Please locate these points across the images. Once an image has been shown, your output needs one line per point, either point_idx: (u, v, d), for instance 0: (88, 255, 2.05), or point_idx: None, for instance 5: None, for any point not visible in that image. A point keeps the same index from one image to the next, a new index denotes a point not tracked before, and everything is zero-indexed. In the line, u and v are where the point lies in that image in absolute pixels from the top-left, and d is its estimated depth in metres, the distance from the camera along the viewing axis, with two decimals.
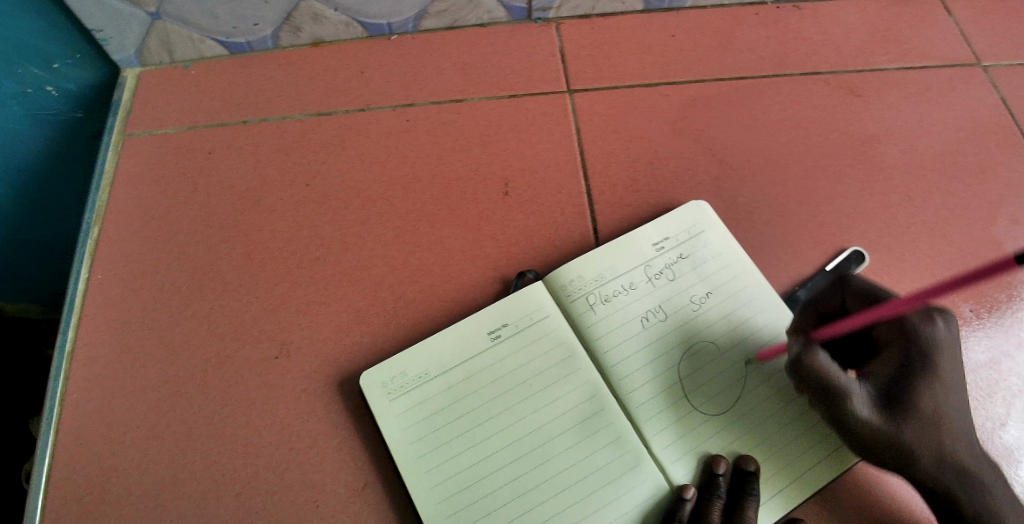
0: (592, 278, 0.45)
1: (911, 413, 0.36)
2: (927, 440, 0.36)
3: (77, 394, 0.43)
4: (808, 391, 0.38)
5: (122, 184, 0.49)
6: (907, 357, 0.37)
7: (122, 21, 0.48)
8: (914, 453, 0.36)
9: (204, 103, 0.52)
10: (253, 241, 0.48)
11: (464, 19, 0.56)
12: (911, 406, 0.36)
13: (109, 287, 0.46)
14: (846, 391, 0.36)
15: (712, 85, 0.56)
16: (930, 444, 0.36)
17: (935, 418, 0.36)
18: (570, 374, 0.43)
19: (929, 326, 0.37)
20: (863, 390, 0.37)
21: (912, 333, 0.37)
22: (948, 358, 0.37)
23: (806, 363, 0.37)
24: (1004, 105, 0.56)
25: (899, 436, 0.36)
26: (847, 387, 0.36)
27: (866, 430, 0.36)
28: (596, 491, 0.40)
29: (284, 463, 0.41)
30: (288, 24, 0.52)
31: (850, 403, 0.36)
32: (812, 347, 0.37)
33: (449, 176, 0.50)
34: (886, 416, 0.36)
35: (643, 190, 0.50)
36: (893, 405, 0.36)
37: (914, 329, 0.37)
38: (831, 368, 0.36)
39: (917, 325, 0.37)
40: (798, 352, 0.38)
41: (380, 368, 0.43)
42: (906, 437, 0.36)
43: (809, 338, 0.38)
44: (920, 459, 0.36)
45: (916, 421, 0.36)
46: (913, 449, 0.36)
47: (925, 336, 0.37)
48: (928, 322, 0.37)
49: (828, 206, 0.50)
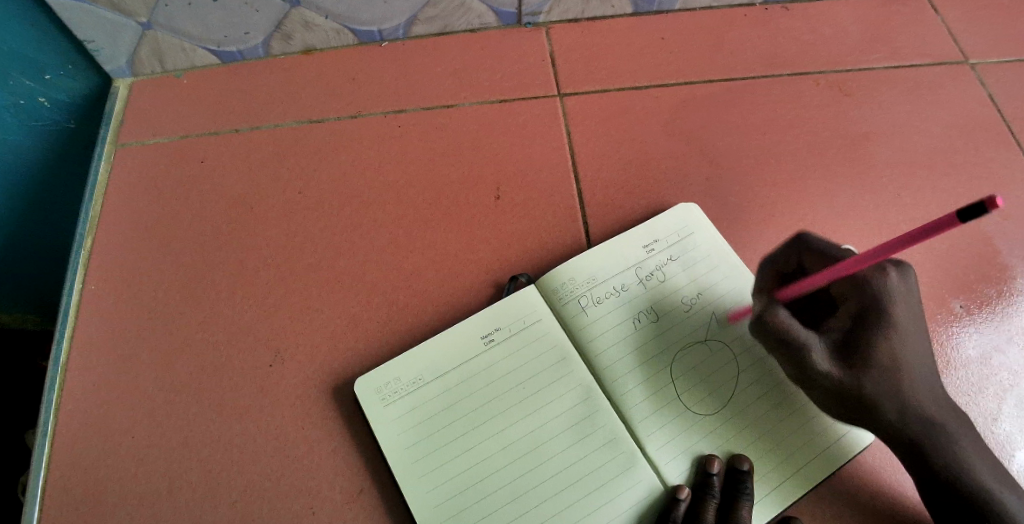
0: (584, 279, 0.43)
1: (871, 363, 0.35)
2: (888, 391, 0.35)
3: (71, 405, 0.42)
4: (774, 350, 0.38)
5: (115, 193, 0.49)
6: (864, 306, 0.36)
7: (114, 33, 0.48)
8: (879, 403, 0.35)
9: (195, 112, 0.52)
10: (244, 249, 0.47)
11: (454, 25, 0.55)
12: (872, 354, 0.35)
13: (103, 297, 0.45)
14: (807, 344, 0.36)
15: (706, 87, 0.54)
16: (891, 392, 0.35)
17: (894, 365, 0.35)
18: (564, 377, 0.40)
19: (882, 277, 0.36)
20: (822, 343, 0.36)
21: (866, 287, 0.36)
22: (902, 306, 0.36)
23: (770, 321, 0.37)
24: (993, 101, 0.55)
25: (861, 386, 0.35)
26: (808, 341, 0.36)
27: (829, 383, 0.36)
28: (592, 492, 0.38)
29: (279, 469, 0.40)
30: (279, 32, 0.52)
31: (810, 357, 0.36)
32: (774, 305, 0.38)
33: (440, 181, 0.49)
34: (847, 367, 0.36)
35: (639, 193, 0.49)
36: (855, 355, 0.36)
37: (868, 281, 0.36)
38: (791, 323, 0.36)
39: (870, 276, 0.37)
40: (760, 312, 0.38)
41: (374, 374, 0.41)
42: (867, 387, 0.35)
43: (772, 299, 0.38)
44: (884, 408, 0.35)
45: (878, 371, 0.35)
46: (875, 400, 0.35)
47: (879, 287, 0.36)
48: (881, 273, 0.37)
49: (823, 208, 0.49)
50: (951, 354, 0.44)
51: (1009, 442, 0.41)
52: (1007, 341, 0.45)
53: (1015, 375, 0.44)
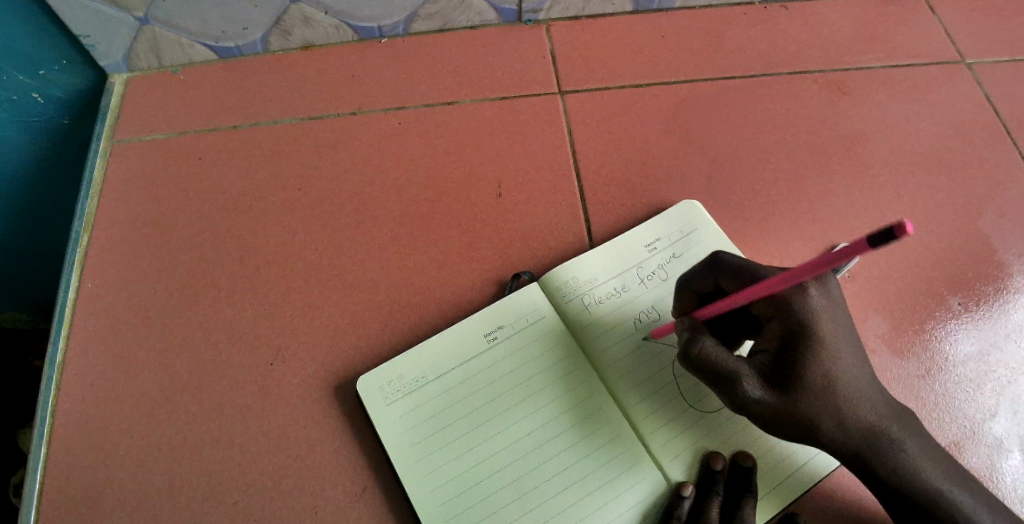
0: (587, 279, 0.43)
1: (804, 384, 0.33)
2: (827, 411, 0.34)
3: (70, 405, 0.41)
4: (704, 379, 0.36)
5: (112, 191, 0.48)
6: (788, 328, 0.34)
7: (110, 27, 0.47)
8: (817, 426, 0.34)
9: (193, 109, 0.51)
10: (243, 247, 0.46)
11: (455, 21, 0.55)
12: (801, 377, 0.33)
13: (101, 295, 0.45)
14: (735, 373, 0.34)
15: (706, 86, 0.54)
16: (828, 412, 0.33)
17: (828, 385, 0.34)
18: (567, 375, 0.40)
19: (801, 296, 0.34)
20: (750, 369, 0.34)
21: (785, 308, 0.34)
22: (827, 322, 0.34)
23: (696, 352, 0.35)
24: (989, 101, 0.55)
25: (795, 410, 0.34)
26: (734, 369, 0.34)
27: (761, 410, 0.34)
28: (596, 490, 0.38)
29: (281, 468, 0.39)
30: (278, 28, 0.51)
31: (739, 386, 0.34)
32: (698, 335, 0.36)
33: (441, 179, 0.49)
34: (779, 392, 0.34)
35: (639, 191, 0.49)
36: (784, 380, 0.34)
37: (787, 302, 0.34)
38: (717, 353, 0.35)
39: (788, 296, 0.34)
40: (684, 342, 0.36)
41: (377, 373, 0.40)
42: (803, 411, 0.33)
43: (695, 325, 0.36)
44: (823, 428, 0.34)
45: (811, 393, 0.33)
46: (813, 422, 0.34)
47: (799, 307, 0.34)
48: (801, 292, 0.34)
49: (822, 207, 0.49)
50: (948, 351, 0.44)
51: (1005, 438, 0.42)
52: (1004, 339, 0.45)
53: (1012, 372, 0.44)
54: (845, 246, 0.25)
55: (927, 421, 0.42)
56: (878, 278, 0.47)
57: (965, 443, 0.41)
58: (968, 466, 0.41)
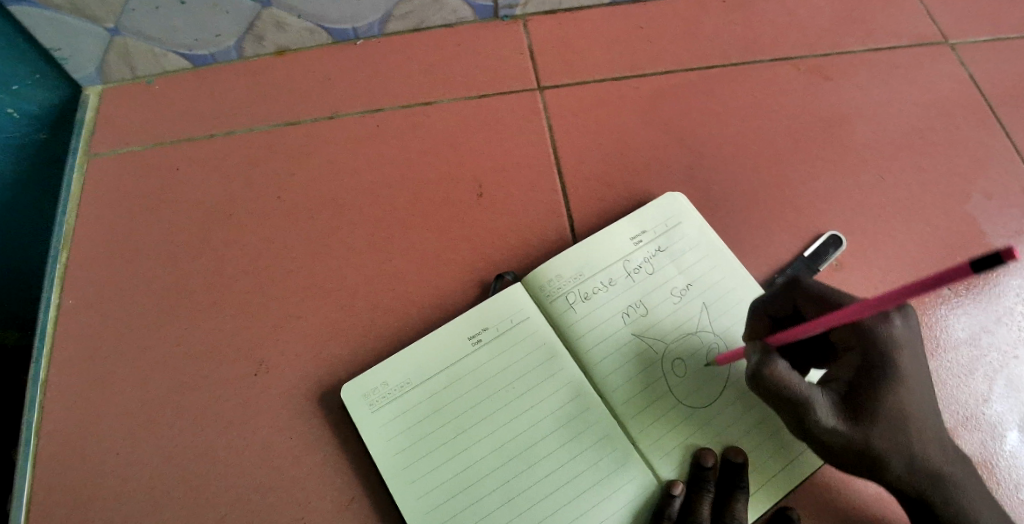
0: (570, 276, 0.43)
1: (878, 416, 0.33)
2: (898, 442, 0.33)
3: (52, 425, 0.40)
4: (770, 403, 0.35)
5: (90, 205, 0.48)
6: (867, 358, 0.34)
7: (80, 40, 0.47)
8: (887, 459, 0.33)
9: (169, 119, 0.51)
10: (223, 257, 0.46)
11: (429, 20, 0.54)
12: (876, 410, 0.33)
13: (81, 312, 0.44)
14: (809, 400, 0.33)
15: (686, 76, 0.54)
16: (898, 446, 0.33)
17: (901, 420, 0.33)
18: (554, 375, 0.40)
19: (887, 324, 0.34)
20: (824, 398, 0.34)
21: (870, 336, 0.34)
22: (910, 355, 0.34)
23: (765, 375, 0.34)
24: (972, 81, 0.55)
25: (867, 443, 0.33)
26: (809, 396, 0.33)
27: (831, 439, 0.34)
28: (586, 492, 0.37)
29: (268, 482, 0.39)
30: (250, 33, 0.50)
31: (811, 413, 0.33)
32: (771, 357, 0.34)
33: (421, 181, 0.48)
34: (852, 422, 0.33)
35: (621, 186, 0.48)
36: (859, 410, 0.33)
37: (873, 330, 0.34)
38: (790, 377, 0.33)
39: (873, 324, 0.34)
40: (755, 364, 0.34)
41: (360, 380, 0.40)
42: (874, 443, 0.33)
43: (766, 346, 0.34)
44: (892, 461, 0.33)
45: (884, 427, 0.33)
46: (883, 454, 0.33)
47: (884, 336, 0.34)
48: (885, 320, 0.34)
49: (807, 194, 0.49)
50: (940, 336, 0.44)
51: (1000, 422, 0.42)
52: (995, 321, 0.45)
53: (1004, 355, 0.44)
54: (947, 269, 0.24)
55: None
56: (865, 264, 0.46)
57: (959, 430, 0.41)
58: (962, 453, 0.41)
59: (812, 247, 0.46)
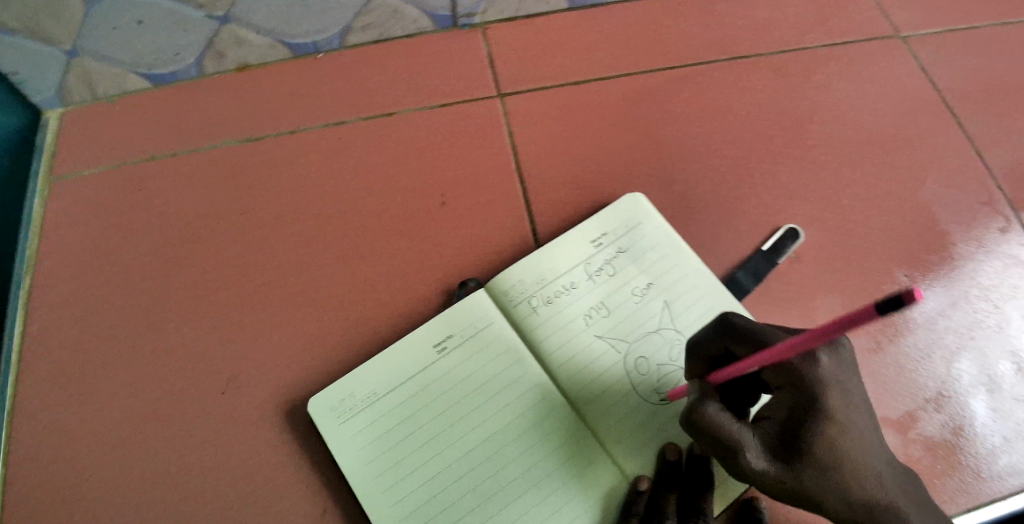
0: (534, 280, 0.43)
1: (810, 458, 0.31)
2: (834, 486, 0.31)
3: (22, 450, 0.40)
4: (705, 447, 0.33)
5: (54, 227, 0.47)
6: (798, 397, 0.32)
7: (38, 62, 0.47)
8: (823, 504, 0.31)
9: (133, 139, 0.51)
10: (191, 275, 0.46)
11: (390, 31, 0.54)
12: (809, 450, 0.31)
13: (49, 335, 0.44)
14: (739, 443, 0.32)
15: (645, 78, 0.54)
16: (835, 493, 0.31)
17: (835, 461, 0.31)
18: (519, 378, 0.40)
19: (813, 361, 0.32)
20: (756, 440, 0.32)
21: (797, 375, 0.32)
22: (840, 391, 0.32)
23: (698, 415, 0.33)
24: (924, 73, 0.56)
25: (800, 486, 0.31)
26: (739, 439, 0.32)
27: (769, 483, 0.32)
28: (555, 492, 0.38)
29: (241, 496, 0.39)
30: (210, 51, 0.51)
31: (743, 458, 0.32)
32: (704, 399, 0.33)
33: (387, 191, 0.49)
34: (785, 464, 0.31)
35: (584, 189, 0.49)
36: (793, 451, 0.31)
37: (798, 369, 0.32)
38: (722, 418, 0.32)
39: (800, 364, 0.32)
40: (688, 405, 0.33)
41: (329, 391, 0.40)
42: (807, 487, 0.31)
43: (703, 388, 0.34)
44: (830, 506, 0.31)
45: (817, 469, 0.31)
46: (818, 498, 0.31)
47: (812, 374, 0.32)
48: (813, 357, 0.32)
49: (766, 189, 0.50)
50: (899, 321, 0.45)
51: (958, 404, 0.43)
52: (951, 305, 0.46)
53: (960, 338, 0.45)
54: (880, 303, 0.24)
55: (878, 395, 0.43)
56: (823, 255, 0.47)
57: (918, 412, 0.42)
58: (921, 435, 0.42)
59: (770, 242, 0.47)
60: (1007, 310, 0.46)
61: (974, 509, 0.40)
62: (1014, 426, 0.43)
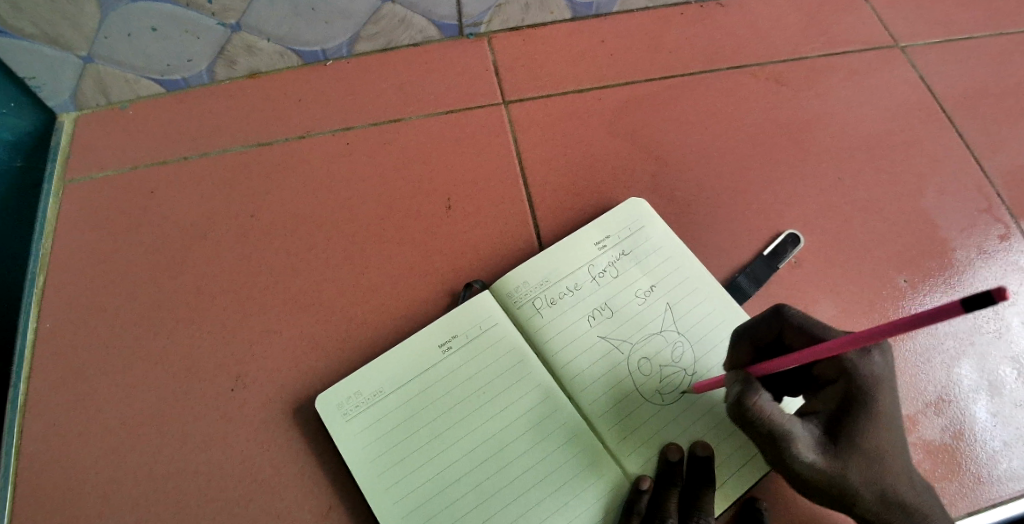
0: (538, 283, 0.44)
1: (854, 451, 0.34)
2: (870, 477, 0.34)
3: (32, 446, 0.41)
4: (751, 437, 0.35)
5: (66, 228, 0.48)
6: (848, 393, 0.35)
7: (55, 67, 0.48)
8: (859, 493, 0.34)
9: (146, 143, 0.52)
10: (201, 276, 0.46)
11: (398, 40, 0.55)
12: (854, 444, 0.34)
13: (60, 334, 0.44)
14: (790, 435, 0.34)
15: (648, 86, 0.55)
16: (871, 483, 0.34)
17: (875, 455, 0.34)
18: (523, 378, 0.41)
19: (867, 362, 0.35)
20: (806, 433, 0.34)
21: (851, 373, 0.35)
22: (887, 391, 0.35)
23: (750, 406, 0.34)
24: (923, 83, 0.57)
25: (842, 475, 0.34)
26: (791, 431, 0.34)
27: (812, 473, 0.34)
28: (557, 490, 0.38)
29: (247, 493, 0.40)
30: (222, 58, 0.52)
31: (793, 449, 0.34)
32: (754, 387, 0.34)
33: (393, 195, 0.50)
34: (831, 456, 0.34)
35: (587, 194, 0.50)
36: (838, 444, 0.34)
37: (854, 367, 0.35)
38: (775, 409, 0.34)
39: (856, 362, 0.35)
40: (739, 394, 0.34)
41: (335, 390, 0.41)
42: (850, 478, 0.34)
43: (748, 376, 0.35)
44: (863, 495, 0.34)
45: (859, 461, 0.34)
46: (855, 488, 0.34)
47: (864, 373, 0.35)
48: (866, 357, 0.35)
49: (767, 195, 0.50)
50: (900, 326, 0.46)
51: (958, 408, 0.43)
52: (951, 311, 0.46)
53: (960, 343, 0.45)
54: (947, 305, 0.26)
55: None
56: (823, 260, 0.48)
57: (919, 416, 0.43)
58: (922, 439, 0.42)
59: (770, 247, 0.48)
60: (1006, 316, 0.47)
61: (976, 512, 0.40)
62: (1015, 430, 0.43)
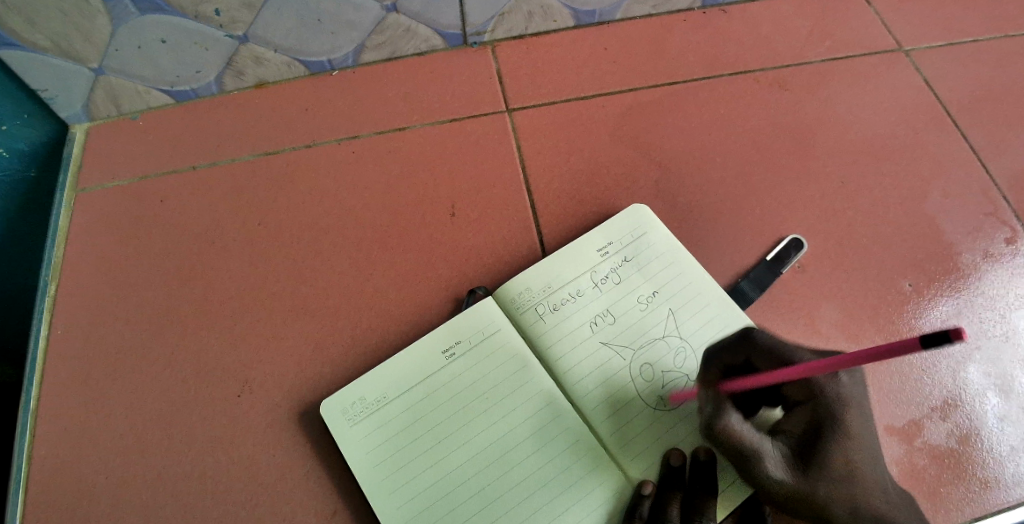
0: (540, 289, 0.44)
1: (823, 469, 0.36)
2: (841, 494, 0.36)
3: (43, 450, 0.42)
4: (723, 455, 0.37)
5: (78, 236, 0.49)
6: (817, 414, 0.36)
7: (68, 79, 0.49)
8: (831, 509, 0.35)
9: (155, 152, 0.53)
10: (209, 284, 0.47)
11: (403, 49, 0.56)
12: (824, 462, 0.36)
13: (71, 340, 0.45)
14: (759, 452, 0.36)
15: (651, 93, 0.56)
16: (842, 499, 0.35)
17: (844, 472, 0.36)
18: (526, 384, 0.41)
19: (834, 383, 0.37)
20: (775, 451, 0.36)
21: (820, 395, 0.37)
22: (852, 409, 0.37)
23: (719, 425, 0.36)
24: (928, 86, 0.57)
25: (812, 493, 0.35)
26: (759, 449, 0.36)
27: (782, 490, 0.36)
28: (560, 495, 0.38)
29: (254, 497, 0.40)
30: (230, 69, 0.53)
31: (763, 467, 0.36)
32: (725, 409, 0.36)
33: (397, 202, 0.50)
34: (800, 474, 0.36)
35: (590, 200, 0.50)
36: (808, 463, 0.36)
37: (822, 389, 0.37)
38: (742, 428, 0.36)
39: (824, 384, 0.37)
40: (710, 415, 0.36)
41: (340, 395, 0.41)
42: (820, 495, 0.35)
43: (719, 396, 0.37)
44: (835, 512, 0.35)
45: (829, 478, 0.36)
46: (827, 505, 0.35)
47: (832, 395, 0.37)
48: (834, 378, 0.37)
49: (770, 200, 0.51)
50: (904, 330, 0.46)
51: (964, 412, 0.43)
52: (956, 315, 0.46)
53: (965, 346, 0.45)
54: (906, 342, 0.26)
55: (884, 404, 0.43)
56: (826, 265, 0.48)
57: (923, 421, 0.42)
58: (927, 444, 0.42)
59: (774, 251, 0.48)
60: (1012, 319, 0.46)
61: (982, 517, 0.40)
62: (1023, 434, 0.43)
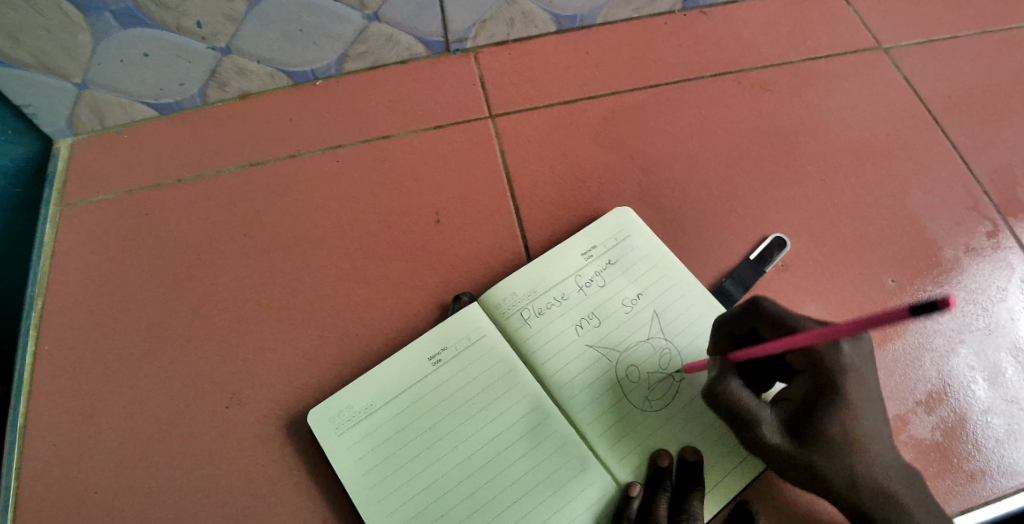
0: (525, 293, 0.44)
1: (821, 438, 0.35)
2: (839, 463, 0.35)
3: (31, 467, 0.41)
4: (724, 419, 0.37)
5: (64, 251, 0.49)
6: (818, 382, 0.36)
7: (50, 95, 0.49)
8: (827, 477, 0.35)
9: (141, 166, 0.53)
10: (196, 296, 0.47)
11: (385, 58, 0.56)
12: (822, 431, 0.35)
13: (58, 356, 0.45)
14: (757, 417, 0.36)
15: (633, 96, 0.56)
16: (839, 468, 0.35)
17: (844, 442, 0.35)
18: (513, 389, 0.41)
19: (836, 352, 0.35)
20: (772, 417, 0.36)
21: (820, 363, 0.36)
22: (858, 380, 0.35)
23: (720, 389, 0.36)
24: (907, 83, 0.58)
25: (808, 459, 0.35)
26: (757, 414, 0.36)
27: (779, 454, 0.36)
28: (548, 498, 0.39)
29: (244, 508, 0.40)
30: (214, 80, 0.53)
31: (760, 430, 0.36)
32: (726, 374, 0.36)
33: (383, 210, 0.50)
34: (797, 441, 0.35)
35: (575, 204, 0.50)
36: (805, 431, 0.35)
37: (822, 358, 0.35)
38: (743, 394, 0.36)
39: (823, 354, 0.35)
40: (711, 382, 0.37)
41: (328, 403, 0.41)
42: (817, 463, 0.35)
43: (724, 364, 0.37)
44: (832, 480, 0.35)
45: (827, 446, 0.35)
46: (824, 471, 0.35)
47: (835, 363, 0.35)
48: (836, 347, 0.35)
49: (753, 200, 0.51)
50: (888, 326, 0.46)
51: (949, 405, 0.43)
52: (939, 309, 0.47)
53: (949, 340, 0.46)
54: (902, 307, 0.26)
55: None
56: (810, 263, 0.48)
57: (909, 415, 0.43)
58: (913, 438, 0.42)
59: (757, 251, 0.48)
60: (994, 312, 0.47)
61: (971, 509, 0.40)
62: (1007, 425, 0.43)
